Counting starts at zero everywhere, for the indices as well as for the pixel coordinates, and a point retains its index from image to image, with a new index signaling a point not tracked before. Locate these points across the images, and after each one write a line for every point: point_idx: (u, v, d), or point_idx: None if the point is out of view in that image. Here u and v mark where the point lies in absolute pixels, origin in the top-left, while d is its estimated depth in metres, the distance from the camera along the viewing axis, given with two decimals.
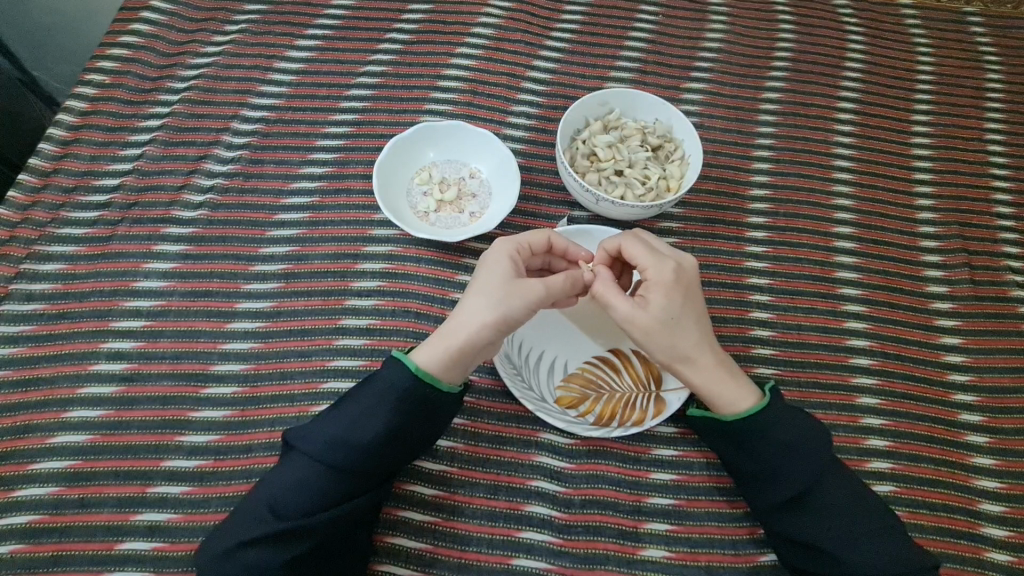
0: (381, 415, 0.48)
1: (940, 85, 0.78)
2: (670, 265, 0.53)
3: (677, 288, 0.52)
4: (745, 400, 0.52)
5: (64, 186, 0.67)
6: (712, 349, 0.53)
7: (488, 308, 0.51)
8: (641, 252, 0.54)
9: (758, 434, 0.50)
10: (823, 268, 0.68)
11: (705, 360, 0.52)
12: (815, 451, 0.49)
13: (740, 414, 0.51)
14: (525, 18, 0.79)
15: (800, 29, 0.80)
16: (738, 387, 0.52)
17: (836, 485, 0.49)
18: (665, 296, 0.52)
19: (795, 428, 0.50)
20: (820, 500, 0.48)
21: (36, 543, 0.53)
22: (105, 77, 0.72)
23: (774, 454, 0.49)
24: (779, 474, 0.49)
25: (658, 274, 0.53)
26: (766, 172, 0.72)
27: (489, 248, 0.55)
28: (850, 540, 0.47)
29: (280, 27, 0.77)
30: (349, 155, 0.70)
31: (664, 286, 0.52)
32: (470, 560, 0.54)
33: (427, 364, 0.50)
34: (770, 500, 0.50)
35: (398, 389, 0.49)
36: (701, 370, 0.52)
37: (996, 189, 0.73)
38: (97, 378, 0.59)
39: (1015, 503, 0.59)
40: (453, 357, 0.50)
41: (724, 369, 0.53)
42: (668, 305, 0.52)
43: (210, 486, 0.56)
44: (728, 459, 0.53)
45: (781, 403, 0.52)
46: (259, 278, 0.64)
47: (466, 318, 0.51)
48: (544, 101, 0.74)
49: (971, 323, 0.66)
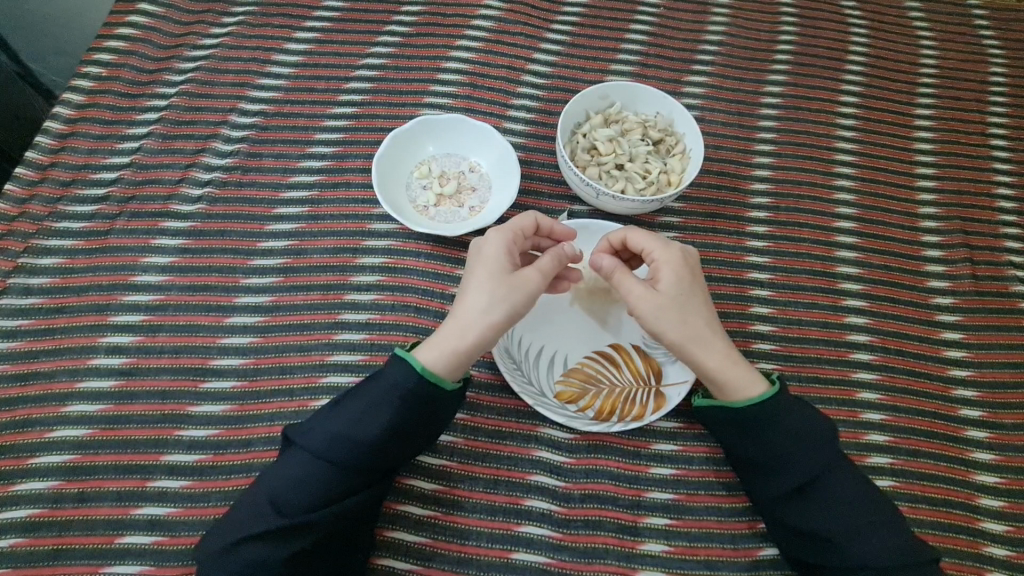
0: (386, 413, 0.48)
1: (942, 78, 0.77)
2: (676, 248, 0.54)
3: (686, 268, 0.53)
4: (757, 385, 0.51)
5: (62, 179, 0.66)
6: (722, 332, 0.53)
7: (494, 308, 0.51)
8: (648, 236, 0.55)
9: (764, 423, 0.50)
10: (824, 262, 0.68)
11: (716, 341, 0.52)
12: (824, 440, 0.49)
13: (753, 398, 0.51)
14: (525, 11, 0.78)
15: (803, 21, 0.80)
16: (748, 372, 0.52)
17: (844, 476, 0.49)
18: (675, 274, 0.53)
19: (801, 419, 0.50)
20: (827, 490, 0.48)
21: (36, 536, 0.53)
22: (103, 70, 0.72)
23: (785, 442, 0.49)
24: (789, 461, 0.49)
25: (666, 255, 0.53)
26: (767, 166, 0.72)
27: (486, 237, 0.54)
28: (856, 530, 0.47)
29: (278, 20, 0.76)
30: (348, 149, 0.70)
31: (674, 266, 0.53)
32: (469, 554, 0.54)
33: (434, 365, 0.49)
34: (775, 489, 0.50)
35: (402, 386, 0.48)
36: (714, 351, 0.52)
37: (999, 182, 0.73)
38: (97, 372, 0.59)
39: (1014, 498, 0.59)
40: (459, 358, 0.50)
41: (735, 353, 0.53)
42: (675, 283, 0.52)
43: (210, 480, 0.56)
44: (735, 448, 0.52)
45: (790, 394, 0.52)
46: (259, 271, 0.64)
47: (472, 317, 0.51)
48: (544, 94, 0.74)
49: (973, 318, 0.66)
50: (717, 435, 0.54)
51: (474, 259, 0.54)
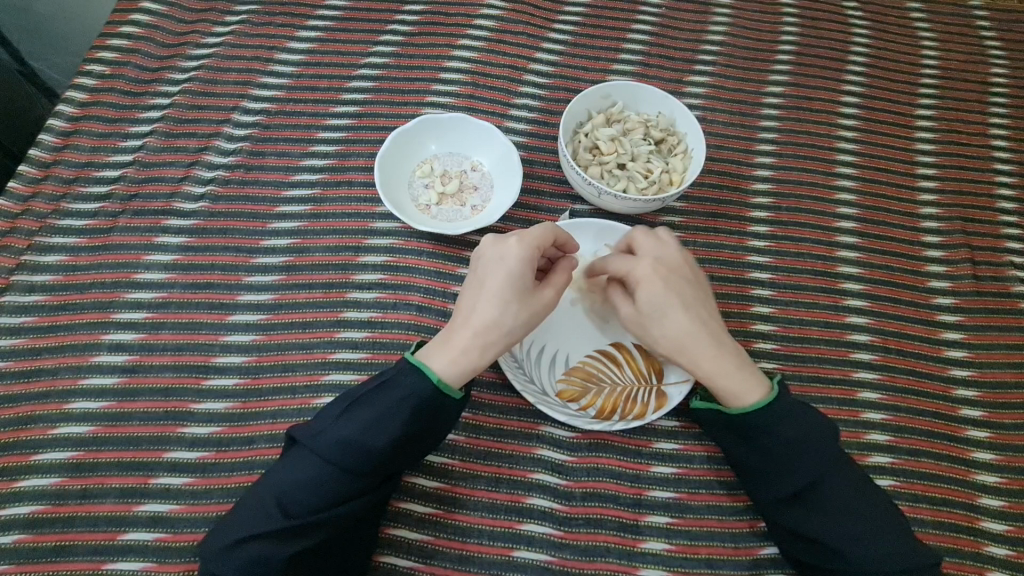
0: (399, 422, 0.48)
1: (943, 79, 0.77)
2: (645, 261, 0.53)
3: (658, 280, 0.53)
4: (752, 393, 0.51)
5: (65, 177, 0.67)
6: (710, 335, 0.53)
7: (513, 329, 0.51)
8: (621, 257, 0.55)
9: (762, 428, 0.50)
10: (825, 262, 0.68)
11: (701, 351, 0.52)
12: (822, 446, 0.49)
13: (748, 408, 0.51)
14: (527, 10, 0.78)
15: (805, 22, 0.80)
16: (747, 379, 0.52)
17: (843, 480, 0.49)
18: (648, 289, 0.52)
19: (800, 424, 0.50)
20: (826, 494, 0.48)
21: (39, 533, 0.53)
22: (105, 68, 0.72)
23: (781, 449, 0.49)
24: (784, 468, 0.49)
25: (639, 273, 0.53)
26: (768, 166, 0.72)
27: (507, 246, 0.52)
28: (855, 533, 0.47)
29: (280, 19, 0.76)
30: (350, 148, 0.70)
31: (647, 281, 0.53)
32: (471, 552, 0.54)
33: (449, 380, 0.50)
34: (774, 493, 0.50)
35: (415, 396, 0.48)
36: (700, 363, 0.52)
37: (1000, 183, 0.73)
38: (99, 369, 0.59)
39: (1014, 498, 0.59)
40: (473, 374, 0.51)
41: (728, 358, 0.52)
42: (649, 298, 0.52)
43: (212, 478, 0.56)
44: (734, 452, 0.53)
45: (790, 397, 0.51)
46: (260, 270, 0.64)
47: (492, 337, 0.51)
48: (546, 94, 0.74)
49: (973, 318, 0.66)
50: (717, 437, 0.54)
51: (494, 265, 0.52)
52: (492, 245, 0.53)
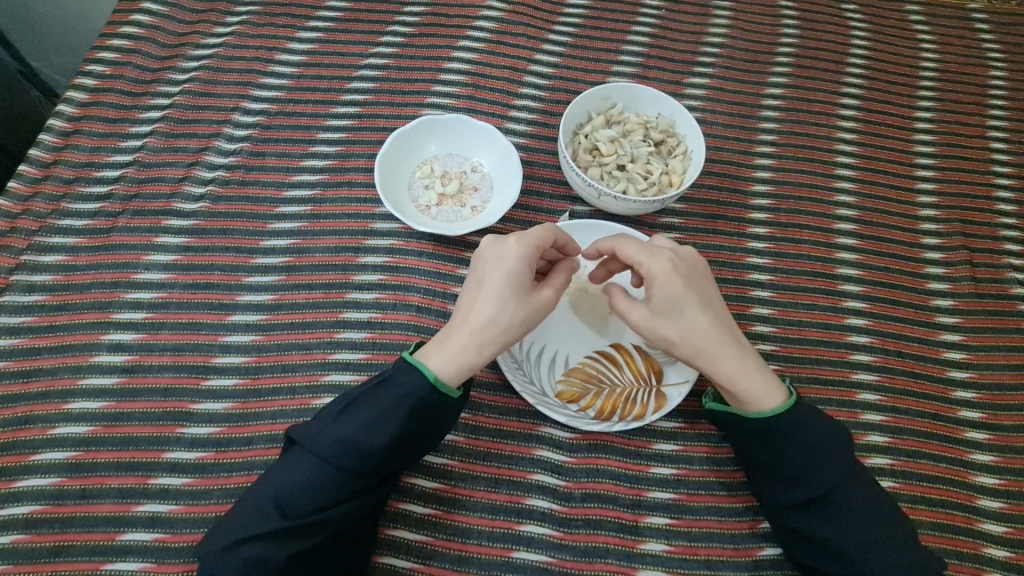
0: (396, 422, 0.48)
1: (942, 81, 0.78)
2: (665, 257, 0.52)
3: (679, 277, 0.52)
4: (771, 397, 0.51)
5: (65, 177, 0.67)
6: (728, 337, 0.52)
7: (511, 328, 0.51)
8: (637, 249, 0.53)
9: (777, 432, 0.50)
10: (824, 264, 0.68)
11: (721, 351, 0.51)
12: (836, 453, 0.49)
13: (764, 412, 0.51)
14: (527, 12, 0.78)
15: (805, 25, 0.80)
16: (763, 381, 0.51)
17: (856, 489, 0.49)
18: (668, 286, 0.51)
19: (815, 431, 0.50)
20: (837, 501, 0.48)
21: (37, 533, 0.53)
22: (106, 68, 0.72)
23: (797, 452, 0.49)
24: (797, 472, 0.49)
25: (657, 269, 0.52)
26: (768, 167, 0.72)
27: (507, 246, 0.52)
28: (865, 539, 0.48)
29: (280, 19, 0.76)
30: (350, 148, 0.70)
31: (665, 278, 0.51)
32: (470, 552, 0.54)
33: (447, 377, 0.50)
34: (786, 496, 0.50)
35: (412, 395, 0.48)
36: (720, 362, 0.51)
37: (998, 185, 0.73)
38: (98, 369, 0.59)
39: (1013, 499, 0.59)
40: (470, 372, 0.51)
41: (748, 359, 0.52)
42: (669, 296, 0.51)
43: (211, 478, 0.56)
44: (748, 452, 0.53)
45: (806, 404, 0.51)
46: (260, 270, 0.64)
47: (490, 336, 0.51)
48: (546, 95, 0.74)
49: (972, 320, 0.66)
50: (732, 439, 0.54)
51: (493, 265, 0.52)
52: (492, 245, 0.53)
